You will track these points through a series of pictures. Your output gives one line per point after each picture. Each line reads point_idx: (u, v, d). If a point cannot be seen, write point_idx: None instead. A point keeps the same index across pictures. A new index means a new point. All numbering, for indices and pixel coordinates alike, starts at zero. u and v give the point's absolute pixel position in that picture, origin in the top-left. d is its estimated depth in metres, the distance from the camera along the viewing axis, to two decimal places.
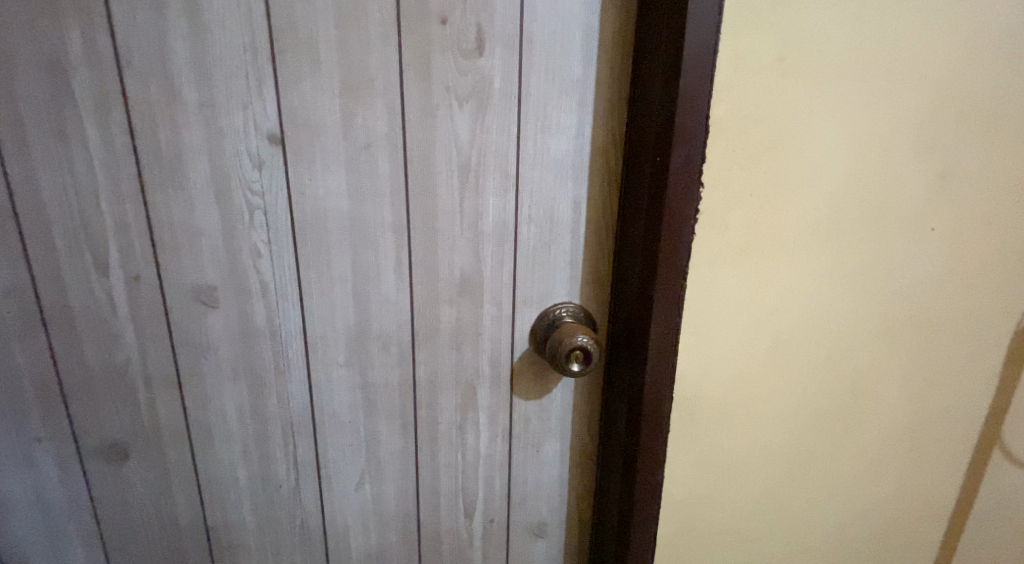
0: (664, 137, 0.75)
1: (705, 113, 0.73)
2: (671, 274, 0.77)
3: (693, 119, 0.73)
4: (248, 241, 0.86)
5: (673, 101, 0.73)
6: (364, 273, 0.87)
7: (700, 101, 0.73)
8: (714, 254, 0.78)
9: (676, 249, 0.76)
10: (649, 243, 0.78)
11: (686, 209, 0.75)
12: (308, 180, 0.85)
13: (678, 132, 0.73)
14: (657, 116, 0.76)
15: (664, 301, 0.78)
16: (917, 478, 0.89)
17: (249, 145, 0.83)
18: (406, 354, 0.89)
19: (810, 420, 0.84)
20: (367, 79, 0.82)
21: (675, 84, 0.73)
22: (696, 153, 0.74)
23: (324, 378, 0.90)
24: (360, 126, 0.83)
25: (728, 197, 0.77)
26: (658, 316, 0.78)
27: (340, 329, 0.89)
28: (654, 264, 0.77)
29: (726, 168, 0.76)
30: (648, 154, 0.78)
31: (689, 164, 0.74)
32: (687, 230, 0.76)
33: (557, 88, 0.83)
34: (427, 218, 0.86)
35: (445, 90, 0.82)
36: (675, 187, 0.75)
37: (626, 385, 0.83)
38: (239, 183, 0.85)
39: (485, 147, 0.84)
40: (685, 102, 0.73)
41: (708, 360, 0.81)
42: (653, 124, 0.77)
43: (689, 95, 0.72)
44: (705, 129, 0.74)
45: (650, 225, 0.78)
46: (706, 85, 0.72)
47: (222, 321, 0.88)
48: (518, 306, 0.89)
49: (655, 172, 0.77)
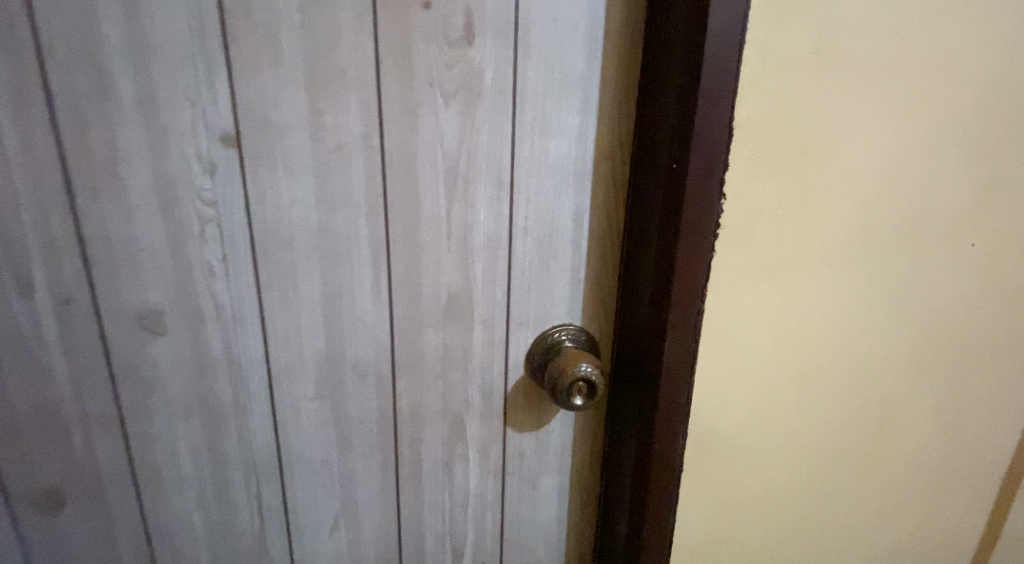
0: (680, 142, 0.66)
1: (728, 115, 0.64)
2: (688, 297, 0.68)
3: (714, 123, 0.64)
4: (201, 259, 0.74)
5: (692, 101, 0.64)
6: (336, 295, 0.77)
7: (723, 102, 0.64)
8: (734, 276, 0.69)
9: (692, 269, 0.67)
10: (661, 262, 0.69)
11: (706, 223, 0.67)
12: (270, 189, 0.73)
13: (699, 138, 0.64)
14: (673, 118, 0.67)
15: (678, 329, 0.69)
16: (942, 509, 0.83)
17: (198, 148, 0.71)
18: (386, 384, 0.79)
19: (835, 453, 0.76)
20: (338, 71, 0.70)
21: (694, 82, 0.64)
22: (718, 160, 0.65)
23: (292, 413, 0.79)
24: (330, 126, 0.72)
25: (753, 211, 0.68)
26: (672, 344, 0.69)
27: (310, 357, 0.78)
28: (667, 286, 0.68)
29: (752, 178, 0.67)
30: (661, 161, 0.69)
31: (709, 174, 0.66)
32: (706, 248, 0.67)
33: (556, 85, 0.73)
34: (409, 231, 0.75)
35: (428, 85, 0.72)
36: (694, 200, 0.66)
37: (634, 419, 0.75)
38: (188, 192, 0.73)
39: (475, 151, 0.74)
40: (706, 102, 0.64)
41: (726, 391, 0.72)
42: (667, 127, 0.68)
43: (711, 93, 0.63)
44: (728, 133, 0.65)
45: (663, 242, 0.69)
46: (730, 83, 0.63)
47: (170, 351, 0.77)
48: (512, 330, 0.79)
49: (670, 181, 0.68)
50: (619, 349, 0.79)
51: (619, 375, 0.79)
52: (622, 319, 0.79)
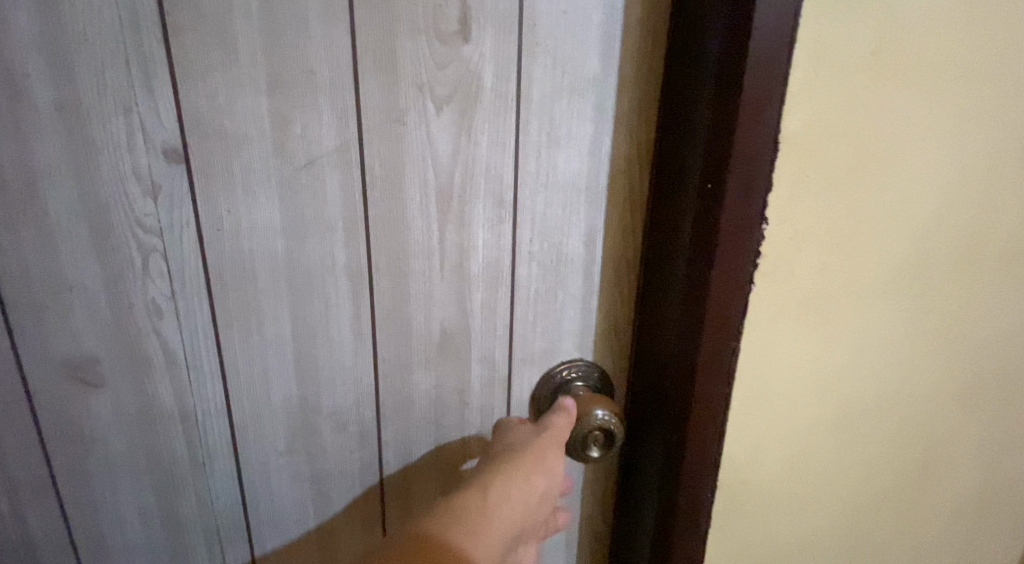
0: (717, 158, 0.56)
1: (773, 131, 0.55)
2: (721, 335, 0.59)
3: (757, 136, 0.55)
4: (143, 296, 0.62)
5: (732, 112, 0.54)
6: (308, 334, 0.65)
7: (769, 114, 0.54)
8: (774, 309, 0.61)
9: (728, 303, 0.59)
10: (690, 294, 0.60)
11: (745, 251, 0.58)
12: (228, 213, 0.61)
13: (739, 156, 0.55)
14: (707, 128, 0.57)
15: (711, 370, 0.60)
16: (974, 545, 0.77)
17: (136, 165, 0.59)
18: (369, 432, 0.69)
19: (871, 498, 0.70)
20: (306, 72, 0.58)
21: (735, 90, 0.54)
22: (761, 179, 0.56)
23: (260, 470, 0.68)
24: (299, 138, 0.60)
25: (797, 238, 0.59)
26: (703, 387, 0.60)
27: (280, 407, 0.67)
28: (699, 324, 0.59)
29: (797, 200, 0.58)
30: (691, 177, 0.60)
31: (750, 196, 0.56)
32: (743, 279, 0.58)
33: (566, 88, 0.62)
34: (394, 260, 0.64)
35: (416, 89, 0.60)
36: (731, 226, 0.57)
37: (656, 465, 0.66)
38: (126, 218, 0.60)
39: (472, 166, 0.63)
40: (749, 114, 0.54)
41: (761, 440, 0.65)
42: (700, 139, 0.58)
43: (756, 104, 0.54)
44: (772, 150, 0.55)
45: (692, 271, 0.60)
46: (778, 92, 0.54)
47: (109, 404, 0.65)
48: (514, 368, 0.69)
49: (702, 202, 0.58)
50: (635, 384, 0.71)
51: (635, 412, 0.70)
52: (638, 350, 0.70)
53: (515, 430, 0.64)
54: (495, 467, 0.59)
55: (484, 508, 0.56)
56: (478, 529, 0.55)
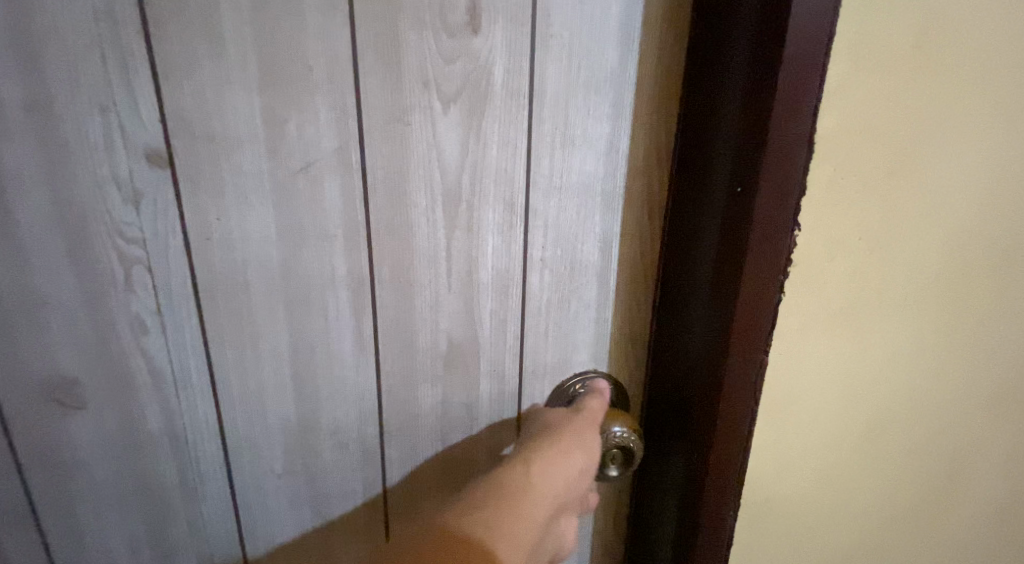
0: (747, 161, 0.52)
1: (810, 131, 0.51)
2: (748, 348, 0.56)
3: (792, 137, 0.50)
4: (126, 312, 0.57)
5: (765, 111, 0.50)
6: (306, 350, 0.61)
7: (806, 113, 0.50)
8: (804, 320, 0.57)
9: (756, 315, 0.55)
10: (717, 304, 0.56)
11: (777, 259, 0.54)
12: (217, 221, 0.56)
13: (774, 159, 0.50)
14: (737, 128, 0.53)
15: (736, 384, 0.57)
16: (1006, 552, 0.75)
17: (116, 169, 0.54)
18: (372, 450, 0.65)
19: (896, 509, 0.68)
20: (302, 67, 0.53)
21: (770, 87, 0.49)
22: (795, 182, 0.52)
23: (256, 492, 0.64)
24: (294, 139, 0.55)
25: (829, 246, 0.56)
26: (728, 402, 0.57)
27: (276, 426, 0.62)
28: (725, 337, 0.55)
29: (830, 204, 0.55)
30: (719, 178, 0.55)
31: (784, 202, 0.52)
32: (774, 288, 0.55)
33: (583, 84, 0.58)
34: (398, 270, 0.60)
35: (421, 85, 0.55)
36: (763, 233, 0.53)
37: (677, 480, 0.63)
38: (105, 227, 0.55)
39: (481, 168, 0.59)
40: (784, 114, 0.49)
41: (786, 456, 0.62)
42: (729, 139, 0.54)
43: (792, 102, 0.49)
44: (808, 151, 0.51)
45: (719, 280, 0.56)
46: (816, 88, 0.49)
47: (92, 426, 0.60)
48: (525, 381, 0.66)
49: (731, 207, 0.54)
50: (654, 393, 0.67)
51: (654, 422, 0.67)
52: (655, 358, 0.67)
53: (549, 414, 0.62)
54: (534, 443, 0.57)
55: (527, 479, 0.54)
56: (519, 501, 0.52)
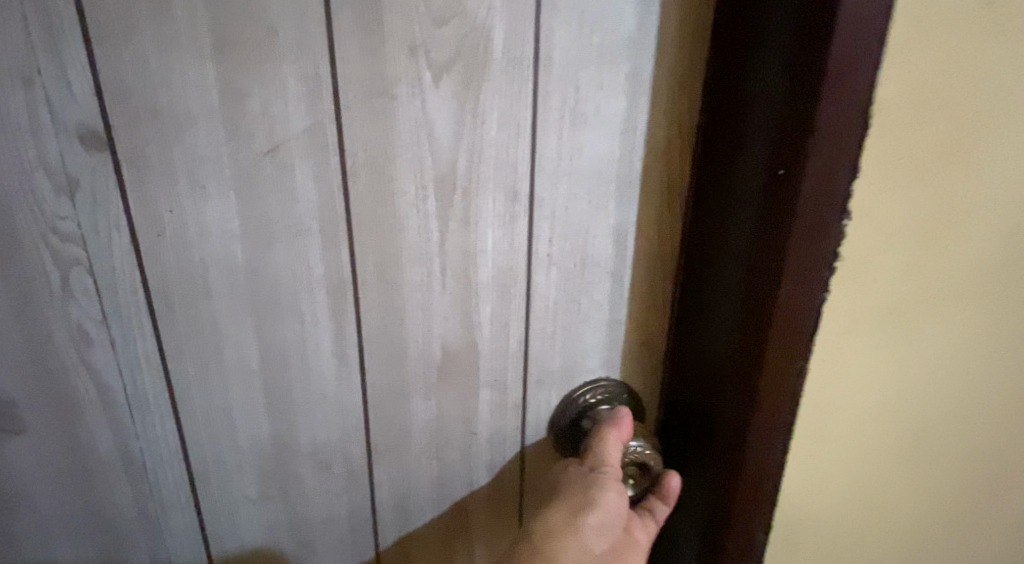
0: (791, 138, 0.43)
1: (867, 100, 0.42)
2: (786, 357, 0.48)
3: (846, 109, 0.41)
4: (66, 323, 0.49)
5: (816, 77, 0.41)
6: (280, 362, 0.53)
7: (863, 79, 0.41)
8: (853, 324, 0.49)
9: (796, 320, 0.47)
10: (750, 306, 0.48)
11: (820, 253, 0.45)
12: (169, 215, 0.48)
13: (823, 137, 0.42)
14: (778, 96, 0.44)
15: (771, 398, 0.49)
16: None
17: (45, 154, 0.46)
18: (358, 471, 0.57)
19: (937, 517, 0.62)
20: (265, 30, 0.45)
21: (822, 47, 0.40)
22: (846, 164, 0.43)
23: (227, 521, 0.57)
24: (259, 117, 0.47)
25: (889, 239, 0.47)
26: (761, 417, 0.50)
27: (248, 449, 0.55)
28: (760, 346, 0.48)
29: (886, 190, 0.45)
30: (755, 156, 0.47)
31: (832, 186, 0.43)
32: (816, 288, 0.46)
33: (596, 52, 0.50)
34: (385, 269, 0.52)
35: (408, 51, 0.47)
36: (807, 226, 0.44)
37: (701, 497, 0.56)
38: (36, 222, 0.47)
39: (479, 151, 0.51)
40: (837, 80, 0.40)
41: (826, 473, 0.55)
42: (767, 109, 0.45)
43: (848, 66, 0.40)
44: (863, 125, 0.42)
45: (753, 279, 0.48)
46: (875, 48, 0.40)
47: (32, 453, 0.52)
48: (529, 391, 0.59)
49: (771, 193, 0.45)
50: (675, 396, 0.60)
51: (677, 428, 0.60)
52: (676, 358, 0.59)
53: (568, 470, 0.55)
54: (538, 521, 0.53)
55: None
56: None
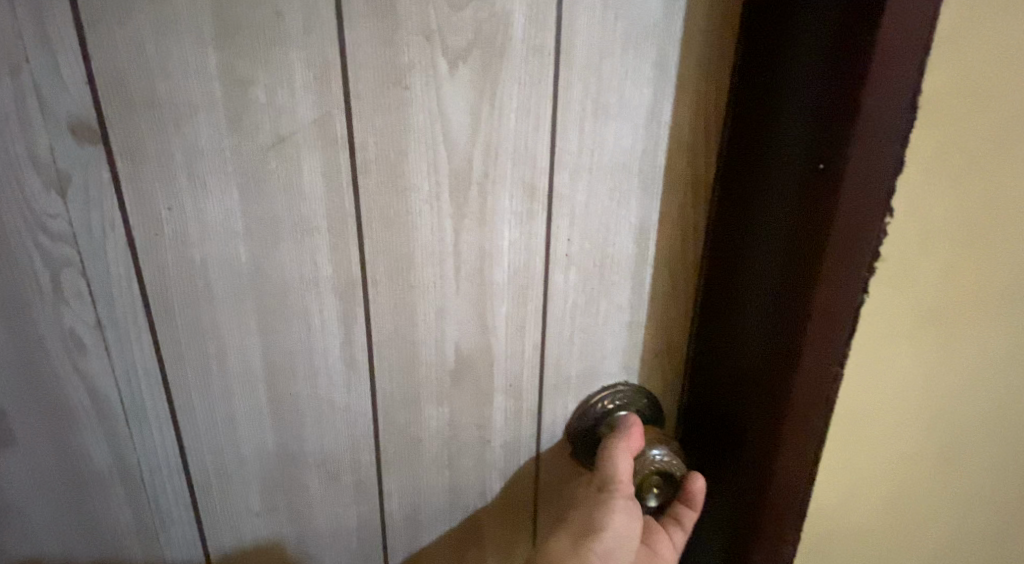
0: (832, 130, 0.40)
1: (914, 88, 0.39)
2: (821, 361, 0.46)
3: (892, 98, 0.39)
4: (57, 328, 0.46)
5: (860, 65, 0.38)
6: (285, 367, 0.50)
7: (910, 65, 0.38)
8: (887, 325, 0.47)
9: (832, 322, 0.44)
10: (783, 307, 0.46)
11: (860, 252, 0.43)
12: (167, 213, 0.45)
13: (867, 128, 0.39)
14: (817, 85, 0.41)
15: (805, 403, 0.47)
16: None
17: (34, 147, 0.43)
18: (367, 481, 0.55)
19: (974, 524, 0.60)
20: (270, 13, 0.42)
21: (869, 32, 0.37)
22: (890, 157, 0.41)
23: (230, 535, 0.54)
24: (263, 107, 0.44)
25: (928, 236, 0.45)
26: (793, 423, 0.47)
27: (251, 459, 0.52)
28: (793, 350, 0.45)
29: (929, 184, 0.43)
30: (790, 149, 0.44)
31: (875, 180, 0.41)
32: (855, 289, 0.44)
33: (621, 39, 0.47)
34: (396, 269, 0.49)
35: (423, 37, 0.44)
36: (848, 223, 0.41)
37: (728, 505, 0.54)
38: (25, 220, 0.44)
39: (497, 144, 0.48)
40: (883, 68, 0.38)
41: (856, 480, 0.53)
42: (803, 99, 0.42)
43: (896, 52, 0.37)
44: (908, 115, 0.40)
45: (787, 279, 0.45)
46: (924, 31, 0.38)
47: (22, 467, 0.49)
48: (545, 397, 0.56)
49: (807, 188, 0.43)
50: (698, 401, 0.58)
51: (700, 431, 0.58)
52: (699, 361, 0.57)
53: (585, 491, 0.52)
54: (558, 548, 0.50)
55: None
56: None
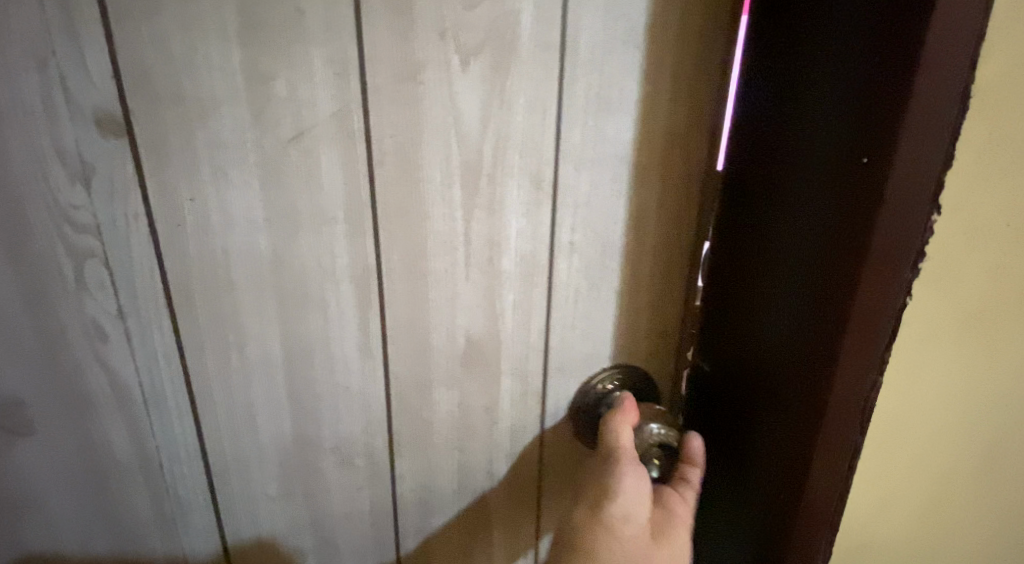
0: (879, 124, 0.42)
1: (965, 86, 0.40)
2: (864, 351, 0.47)
3: (943, 95, 0.40)
4: (80, 317, 0.47)
5: (909, 61, 0.39)
6: (303, 354, 0.52)
7: (959, 64, 0.39)
8: (934, 331, 0.49)
9: (879, 314, 0.46)
10: (822, 294, 0.48)
11: (909, 247, 0.44)
12: (190, 204, 0.47)
13: (914, 125, 0.40)
14: (862, 81, 0.43)
15: (843, 391, 0.49)
16: None
17: (59, 140, 0.44)
18: (381, 465, 0.57)
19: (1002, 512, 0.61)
20: (293, 11, 0.44)
21: (920, 30, 0.38)
22: (939, 153, 0.42)
23: (246, 520, 0.55)
24: (284, 101, 0.46)
25: (974, 238, 0.46)
26: (834, 410, 0.49)
27: (269, 444, 0.53)
28: (836, 336, 0.47)
29: (979, 179, 0.44)
30: (835, 144, 0.46)
31: (922, 176, 0.42)
32: (902, 283, 0.45)
33: (623, 36, 0.50)
34: (411, 258, 0.51)
35: (437, 35, 0.47)
36: (896, 217, 0.43)
37: (766, 495, 0.56)
38: (50, 212, 0.45)
39: (507, 137, 0.50)
40: (932, 65, 0.39)
41: (890, 483, 0.55)
42: (849, 94, 0.44)
43: (946, 50, 0.39)
44: (959, 112, 0.41)
45: (828, 268, 0.47)
46: (974, 31, 0.39)
47: (43, 453, 0.50)
48: (550, 380, 0.59)
49: (852, 181, 0.44)
50: (733, 391, 0.59)
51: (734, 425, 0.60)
52: (733, 351, 0.59)
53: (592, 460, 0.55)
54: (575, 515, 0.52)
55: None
56: None
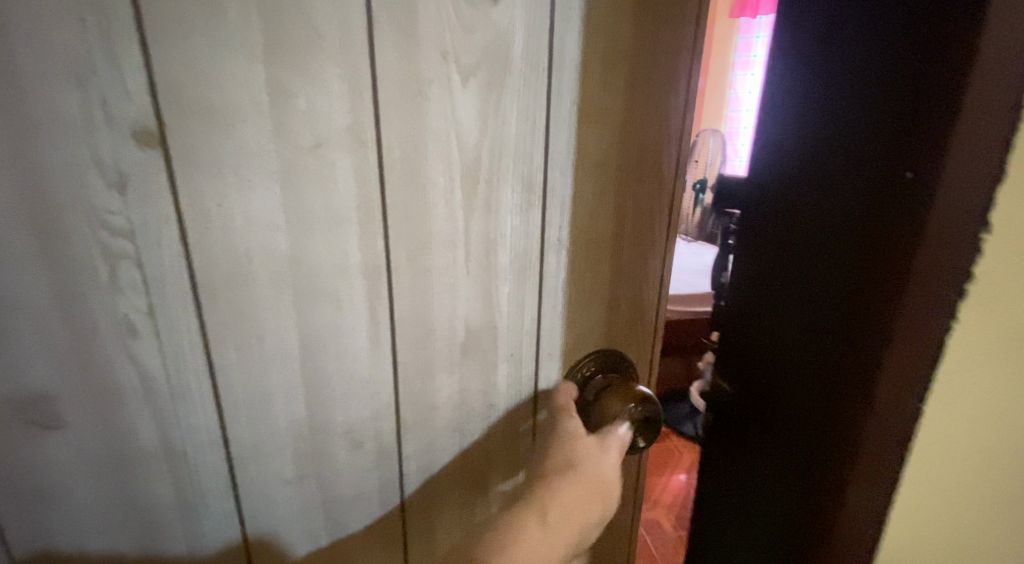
0: (925, 142, 0.45)
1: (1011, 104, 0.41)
2: (903, 364, 0.48)
3: (988, 116, 0.42)
4: (112, 314, 0.51)
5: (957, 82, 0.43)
6: (318, 346, 0.56)
7: (1006, 85, 0.41)
8: (964, 375, 0.47)
9: (917, 329, 0.47)
10: (867, 314, 0.50)
11: (947, 266, 0.45)
12: (216, 208, 0.51)
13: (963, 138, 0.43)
14: (924, 96, 0.45)
15: (887, 412, 0.50)
16: None
17: (97, 150, 0.48)
18: (388, 448, 0.61)
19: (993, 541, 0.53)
20: (312, 34, 0.49)
21: (965, 57, 0.42)
22: (983, 174, 0.43)
23: (263, 503, 0.59)
24: (303, 114, 0.51)
25: None
26: (874, 417, 0.51)
27: (285, 431, 0.58)
28: (877, 342, 0.50)
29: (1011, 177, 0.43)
30: (886, 158, 0.48)
31: (965, 196, 0.44)
32: (945, 301, 0.46)
33: (603, 52, 0.56)
34: (416, 254, 0.57)
35: (439, 56, 0.52)
36: (935, 231, 0.45)
37: (790, 494, 0.59)
38: (86, 217, 0.49)
39: (501, 145, 0.56)
40: (980, 87, 0.42)
41: (957, 486, 0.51)
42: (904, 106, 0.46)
43: (998, 70, 0.41)
44: (1008, 133, 0.42)
45: (872, 277, 0.49)
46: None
47: (72, 449, 0.53)
48: (541, 366, 0.64)
49: (901, 195, 0.47)
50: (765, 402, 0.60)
51: (745, 438, 0.62)
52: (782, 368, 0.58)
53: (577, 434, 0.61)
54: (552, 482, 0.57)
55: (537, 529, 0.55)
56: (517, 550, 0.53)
